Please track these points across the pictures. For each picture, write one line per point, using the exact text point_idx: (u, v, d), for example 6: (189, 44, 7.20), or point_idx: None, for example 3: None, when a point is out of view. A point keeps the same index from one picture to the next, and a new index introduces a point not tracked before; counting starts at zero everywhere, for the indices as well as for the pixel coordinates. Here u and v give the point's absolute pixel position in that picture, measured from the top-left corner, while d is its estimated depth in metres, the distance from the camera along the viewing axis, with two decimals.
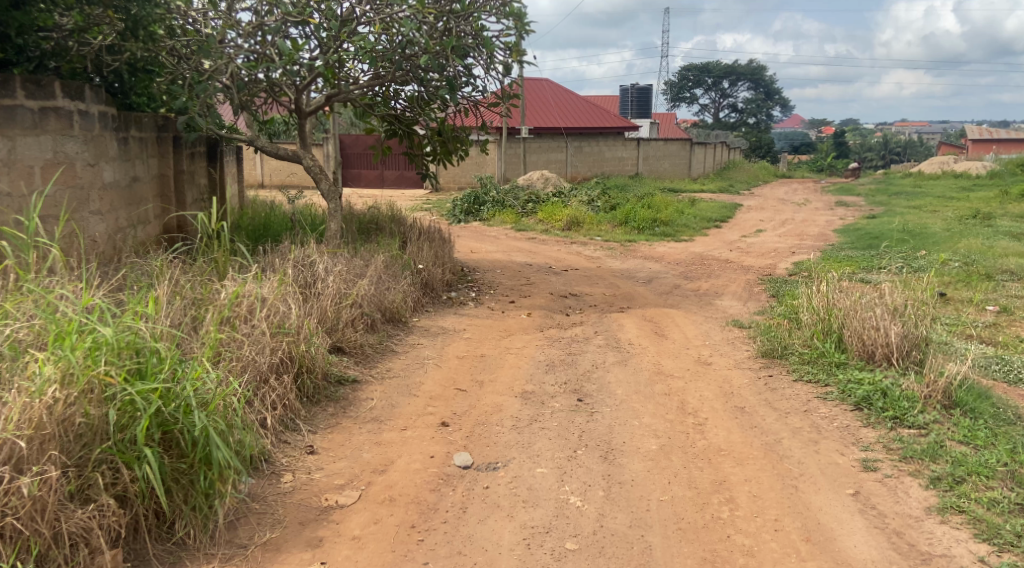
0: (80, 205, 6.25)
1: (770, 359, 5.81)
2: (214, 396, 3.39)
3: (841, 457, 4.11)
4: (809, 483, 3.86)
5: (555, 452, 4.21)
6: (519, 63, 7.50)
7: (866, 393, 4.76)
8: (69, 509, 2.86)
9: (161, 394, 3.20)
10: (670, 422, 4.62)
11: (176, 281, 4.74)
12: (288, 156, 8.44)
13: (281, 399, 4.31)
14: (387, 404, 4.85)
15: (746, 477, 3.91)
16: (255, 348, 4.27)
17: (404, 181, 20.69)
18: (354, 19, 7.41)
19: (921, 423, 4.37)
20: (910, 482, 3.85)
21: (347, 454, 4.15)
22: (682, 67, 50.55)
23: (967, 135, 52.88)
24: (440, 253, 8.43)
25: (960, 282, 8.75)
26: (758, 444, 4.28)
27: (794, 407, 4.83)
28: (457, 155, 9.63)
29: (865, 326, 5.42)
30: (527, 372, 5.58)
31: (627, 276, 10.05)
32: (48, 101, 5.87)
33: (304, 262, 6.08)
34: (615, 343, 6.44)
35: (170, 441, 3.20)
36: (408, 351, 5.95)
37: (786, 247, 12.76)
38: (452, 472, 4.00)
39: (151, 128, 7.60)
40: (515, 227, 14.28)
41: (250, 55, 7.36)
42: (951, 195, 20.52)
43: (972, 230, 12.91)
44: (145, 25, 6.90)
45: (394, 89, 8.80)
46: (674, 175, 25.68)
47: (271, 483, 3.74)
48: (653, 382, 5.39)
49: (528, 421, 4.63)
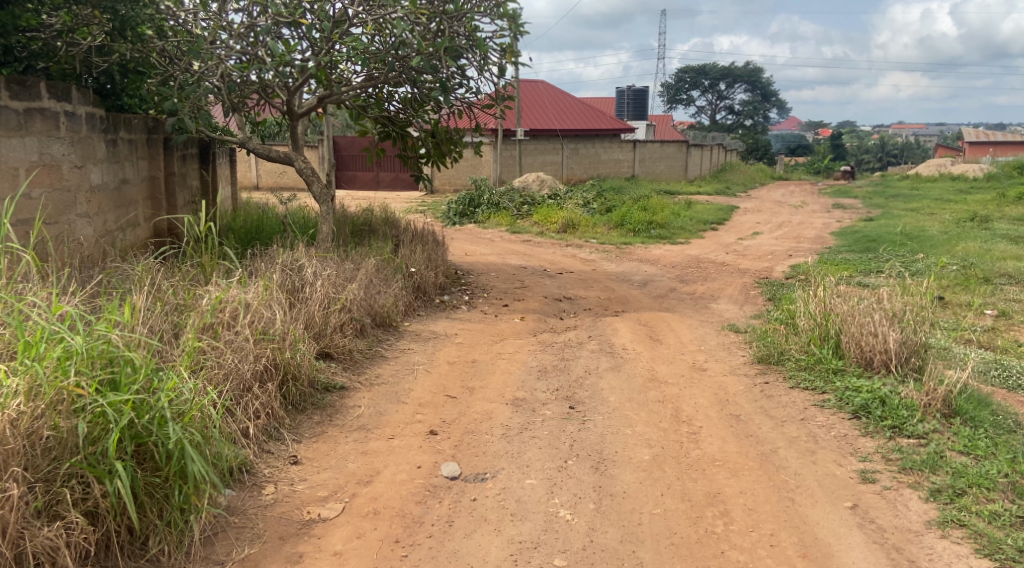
0: (66, 208, 6.13)
1: (767, 364, 5.71)
2: (191, 406, 3.27)
3: (839, 468, 4.00)
4: (806, 495, 3.75)
5: (545, 462, 4.10)
6: (513, 64, 7.38)
7: (864, 402, 4.66)
8: (35, 526, 2.75)
9: (135, 405, 3.09)
10: (663, 430, 4.51)
11: (159, 287, 4.62)
12: (280, 158, 8.32)
13: (265, 407, 4.20)
14: (374, 412, 4.74)
15: (741, 489, 3.81)
16: (238, 356, 4.17)
17: (398, 183, 20.61)
18: (347, 20, 7.29)
19: (921, 433, 4.26)
20: (909, 494, 3.74)
21: (332, 464, 4.04)
22: (679, 70, 50.58)
23: (964, 137, 52.94)
24: (433, 256, 8.30)
25: (958, 286, 8.66)
26: (753, 454, 4.18)
27: (791, 415, 4.73)
28: (451, 157, 9.52)
29: (863, 331, 5.32)
30: (518, 379, 5.47)
31: (622, 279, 9.95)
32: (33, 102, 5.75)
33: (293, 266, 5.97)
34: (608, 349, 6.33)
35: (143, 454, 3.08)
36: (398, 356, 5.84)
37: (783, 250, 12.67)
38: (438, 483, 3.89)
39: (140, 130, 7.49)
40: (510, 229, 14.16)
41: (242, 56, 7.25)
42: (949, 197, 20.44)
43: (970, 233, 12.84)
44: (133, 25, 6.79)
45: (387, 90, 8.63)
46: (670, 177, 25.60)
47: (252, 495, 3.63)
48: (647, 388, 5.29)
49: (518, 430, 4.52)
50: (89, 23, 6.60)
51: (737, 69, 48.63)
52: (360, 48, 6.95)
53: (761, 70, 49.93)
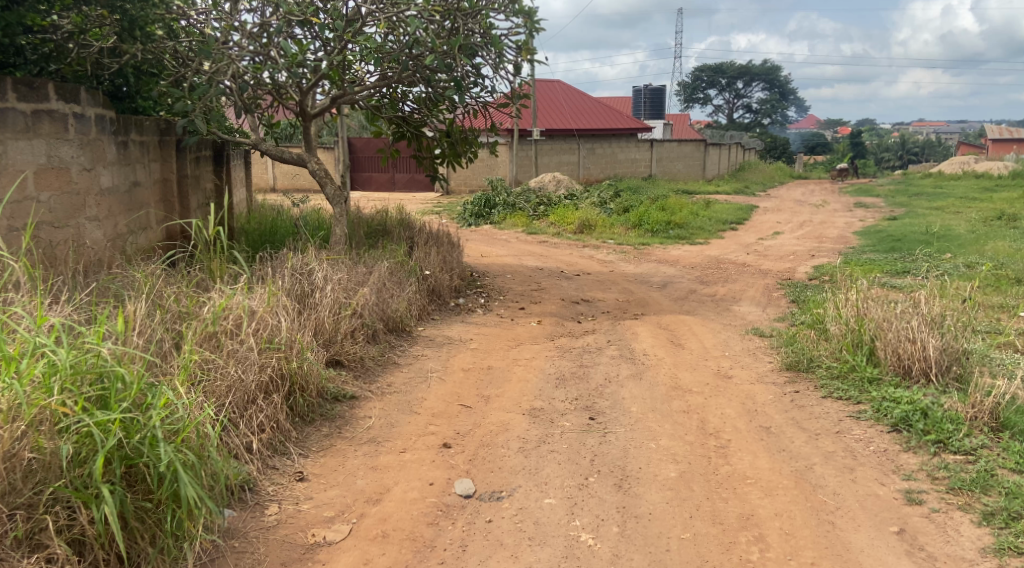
0: (75, 212, 5.95)
1: (795, 372, 5.46)
2: (186, 423, 3.01)
3: (882, 489, 3.73)
4: (847, 519, 3.50)
5: (565, 479, 3.86)
6: (530, 62, 7.16)
7: (905, 413, 4.38)
8: (13, 558, 2.57)
9: (124, 424, 2.85)
10: (689, 444, 4.26)
11: (161, 294, 4.41)
12: (294, 160, 8.09)
13: (269, 420, 3.99)
14: (386, 423, 4.52)
15: (776, 511, 3.55)
16: (241, 367, 3.96)
17: (415, 183, 20.49)
18: (360, 19, 7.06)
19: (968, 449, 3.98)
20: (961, 517, 3.48)
21: (340, 481, 3.82)
22: (697, 69, 50.23)
23: (989, 134, 52.03)
24: (448, 258, 8.07)
25: (989, 287, 8.36)
26: (787, 471, 3.93)
27: (825, 428, 4.47)
28: (466, 157, 9.28)
29: (900, 338, 5.05)
30: (536, 387, 5.23)
31: (641, 280, 9.68)
32: (41, 104, 5.60)
33: (302, 269, 5.75)
34: (629, 354, 6.08)
35: (135, 476, 2.86)
36: (411, 363, 5.62)
37: (805, 250, 12.33)
38: (452, 502, 3.67)
39: (153, 132, 7.29)
40: (527, 230, 13.92)
41: (254, 56, 7.02)
42: (976, 200, 19.01)
43: (999, 233, 12.25)
44: (142, 25, 6.57)
45: (401, 89, 8.45)
46: (689, 177, 25.26)
47: (254, 516, 3.42)
48: (671, 397, 5.04)
49: (536, 443, 4.29)
50: (101, 23, 6.43)
51: (755, 67, 48.06)
52: (373, 46, 6.72)
53: (780, 67, 49.34)
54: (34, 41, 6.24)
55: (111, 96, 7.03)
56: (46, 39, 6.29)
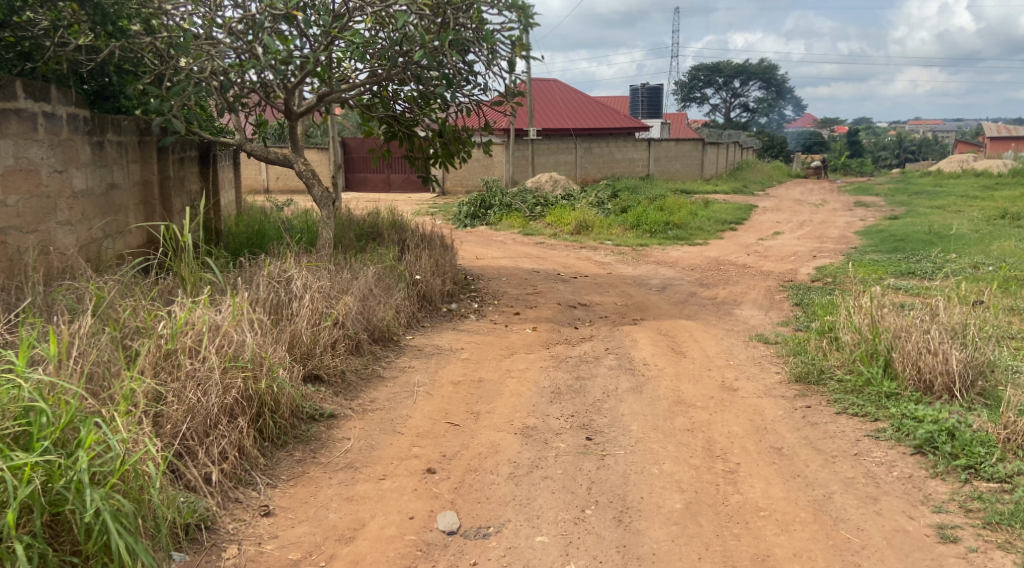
0: (45, 215, 5.57)
1: (805, 384, 5.10)
2: (120, 463, 2.73)
3: (911, 523, 3.37)
4: (873, 560, 3.14)
5: (559, 512, 3.49)
6: (524, 57, 6.77)
7: (930, 434, 4.01)
8: None
9: (45, 468, 2.61)
10: (695, 469, 3.89)
11: (119, 309, 4.00)
12: (279, 161, 7.71)
13: (234, 446, 3.60)
14: (365, 446, 4.14)
15: (795, 551, 3.20)
16: (201, 389, 3.59)
17: (409, 184, 20.10)
18: (347, 14, 6.68)
19: (1003, 476, 3.62)
20: (1002, 558, 3.11)
21: (310, 516, 3.44)
22: (694, 69, 49.85)
23: (984, 131, 51.61)
24: (441, 262, 7.67)
25: (999, 288, 8.03)
26: (805, 501, 3.56)
27: (842, 449, 4.11)
28: (460, 157, 8.83)
29: (919, 350, 4.68)
30: (530, 402, 4.85)
31: (639, 283, 9.29)
32: (8, 103, 5.21)
33: (280, 277, 5.36)
34: (628, 364, 5.71)
35: (62, 526, 2.62)
36: (396, 376, 5.25)
37: (807, 250, 12.00)
38: (433, 540, 3.30)
39: (131, 132, 6.87)
40: (522, 231, 13.56)
41: (237, 54, 6.64)
42: (976, 200, 18.29)
43: (1003, 233, 11.86)
44: (116, 21, 6.16)
45: (393, 88, 8.07)
46: (686, 176, 24.85)
47: (208, 562, 3.08)
48: (674, 414, 4.67)
49: (528, 468, 3.91)
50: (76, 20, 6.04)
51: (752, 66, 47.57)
52: (360, 41, 6.31)
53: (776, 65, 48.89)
54: (7, 39, 5.85)
55: (95, 95, 6.58)
56: (21, 37, 5.90)
